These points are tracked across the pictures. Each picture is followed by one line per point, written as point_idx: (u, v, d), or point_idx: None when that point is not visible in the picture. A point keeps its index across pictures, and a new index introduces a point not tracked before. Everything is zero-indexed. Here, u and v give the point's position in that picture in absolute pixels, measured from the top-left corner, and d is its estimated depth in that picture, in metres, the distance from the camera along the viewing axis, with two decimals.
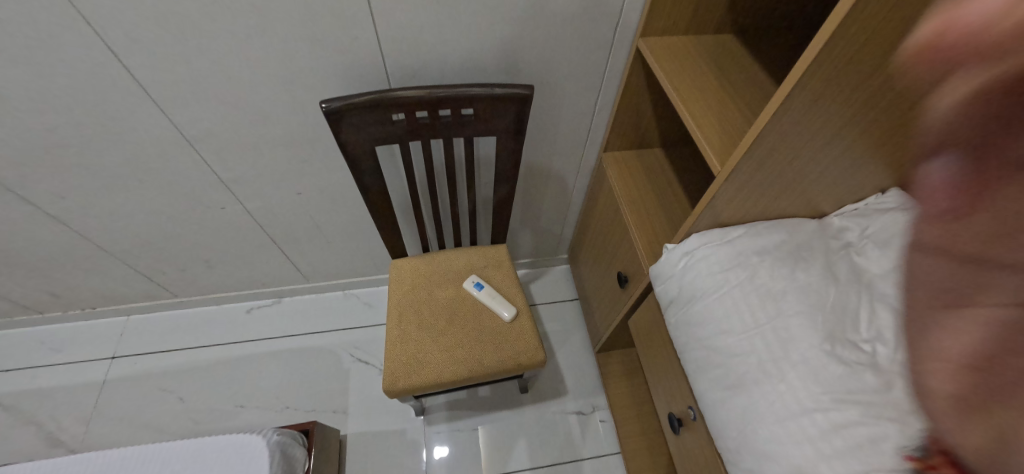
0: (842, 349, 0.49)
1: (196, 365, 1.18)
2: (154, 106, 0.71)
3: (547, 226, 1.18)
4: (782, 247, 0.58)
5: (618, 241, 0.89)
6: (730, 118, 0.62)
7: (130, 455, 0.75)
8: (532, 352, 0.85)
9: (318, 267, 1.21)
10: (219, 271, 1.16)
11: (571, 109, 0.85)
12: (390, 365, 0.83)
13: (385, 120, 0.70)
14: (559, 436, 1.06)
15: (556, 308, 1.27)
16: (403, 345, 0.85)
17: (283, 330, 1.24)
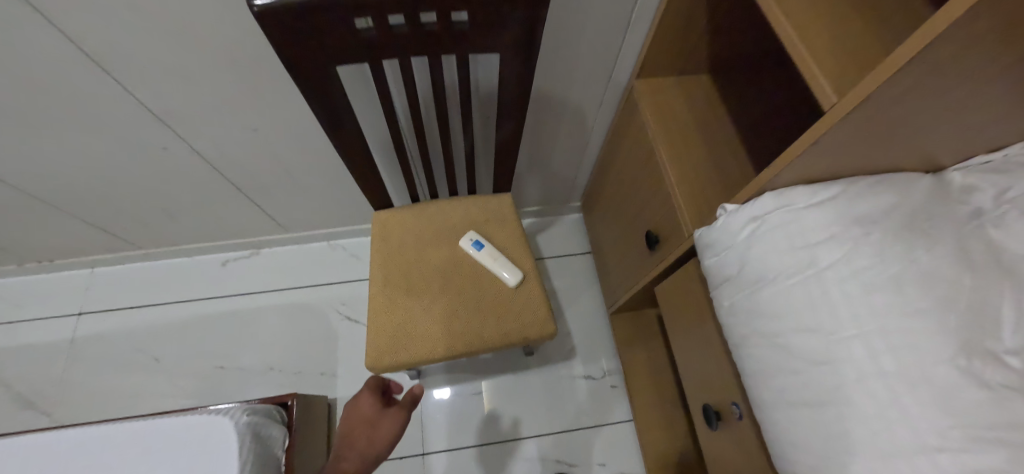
0: (981, 364, 0.35)
1: (171, 323, 1.08)
2: (27, 9, 0.52)
3: (558, 170, 1.01)
4: (897, 214, 0.42)
5: (648, 192, 0.73)
6: (836, 23, 0.42)
7: (93, 438, 0.66)
8: (541, 324, 0.73)
9: (295, 217, 1.06)
10: (182, 222, 1.01)
11: (599, 18, 0.64)
12: (374, 339, 0.71)
13: (346, 28, 0.50)
14: (566, 402, 1.00)
15: (565, 263, 1.14)
16: (389, 315, 0.72)
17: (265, 285, 1.13)
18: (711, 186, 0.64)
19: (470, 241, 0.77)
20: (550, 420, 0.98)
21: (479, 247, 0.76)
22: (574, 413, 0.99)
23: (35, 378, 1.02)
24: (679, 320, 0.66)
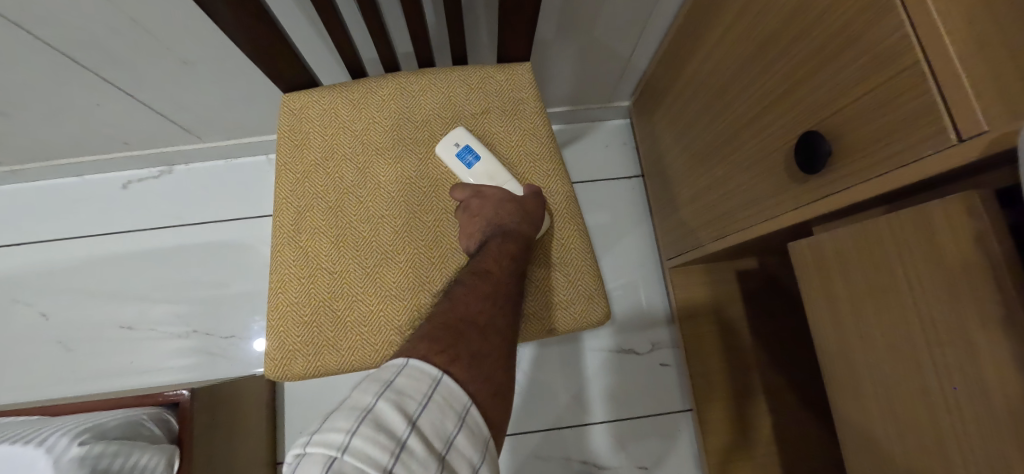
0: None
1: (59, 267, 0.80)
2: None
3: (606, 36, 0.62)
4: None
5: (812, 49, 0.35)
6: None
7: None
8: (581, 306, 0.41)
9: (203, 116, 0.71)
10: (29, 122, 0.67)
11: None
12: (277, 328, 0.39)
13: None
14: (596, 384, 0.73)
15: (603, 192, 0.80)
16: (304, 284, 0.39)
17: (185, 216, 0.82)
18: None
19: (455, 148, 0.42)
20: (575, 407, 0.72)
21: (469, 160, 0.41)
22: (608, 397, 0.73)
23: None
24: (862, 312, 0.34)
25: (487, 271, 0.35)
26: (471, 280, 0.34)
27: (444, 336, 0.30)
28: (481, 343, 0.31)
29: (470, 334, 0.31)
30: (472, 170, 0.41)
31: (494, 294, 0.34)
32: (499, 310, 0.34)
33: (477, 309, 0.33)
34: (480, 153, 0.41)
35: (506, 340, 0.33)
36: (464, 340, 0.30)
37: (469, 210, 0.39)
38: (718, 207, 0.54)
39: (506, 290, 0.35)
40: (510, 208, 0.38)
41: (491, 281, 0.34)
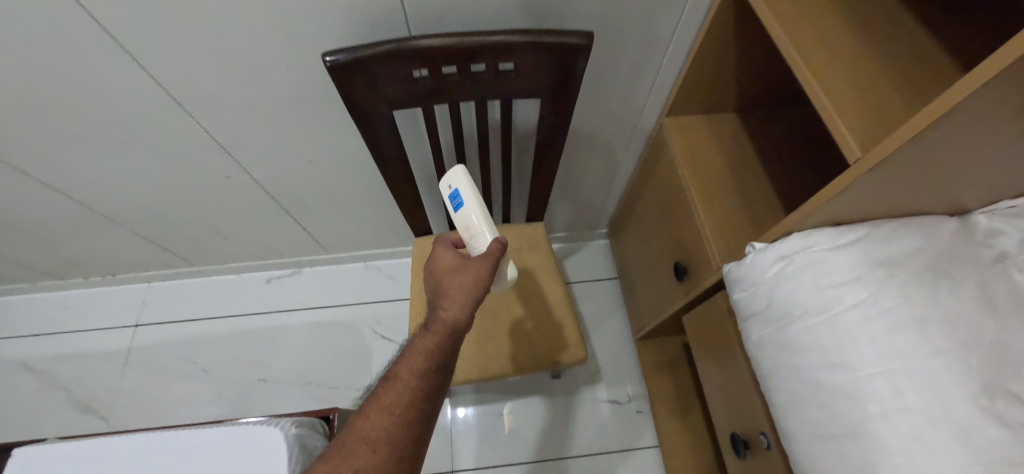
0: (1004, 405, 0.38)
1: (217, 336, 1.16)
2: (132, 62, 0.61)
3: (588, 197, 1.06)
4: (917, 259, 0.45)
5: (677, 222, 0.77)
6: (860, 67, 0.47)
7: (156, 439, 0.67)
8: (572, 350, 0.76)
9: (336, 238, 1.13)
10: (233, 241, 1.09)
11: (632, 60, 0.69)
12: None
13: (402, 78, 0.57)
14: (592, 425, 1.01)
15: (592, 288, 1.17)
16: None
17: (303, 302, 1.19)
18: (736, 219, 0.68)
19: (452, 187, 0.57)
20: (575, 443, 1.00)
21: (457, 201, 0.56)
22: (600, 436, 1.01)
23: (93, 385, 1.10)
24: (708, 350, 0.69)
25: (395, 381, 0.48)
26: (380, 392, 0.47)
27: (342, 450, 0.44)
28: (367, 457, 0.44)
29: (360, 449, 0.44)
30: (456, 211, 0.56)
31: (393, 406, 0.46)
32: (394, 422, 0.45)
33: (374, 423, 0.45)
34: (465, 198, 0.55)
35: (396, 450, 0.44)
36: (351, 456, 0.44)
37: (432, 274, 0.55)
38: (654, 299, 0.91)
39: (406, 400, 0.46)
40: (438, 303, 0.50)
41: (393, 392, 0.47)
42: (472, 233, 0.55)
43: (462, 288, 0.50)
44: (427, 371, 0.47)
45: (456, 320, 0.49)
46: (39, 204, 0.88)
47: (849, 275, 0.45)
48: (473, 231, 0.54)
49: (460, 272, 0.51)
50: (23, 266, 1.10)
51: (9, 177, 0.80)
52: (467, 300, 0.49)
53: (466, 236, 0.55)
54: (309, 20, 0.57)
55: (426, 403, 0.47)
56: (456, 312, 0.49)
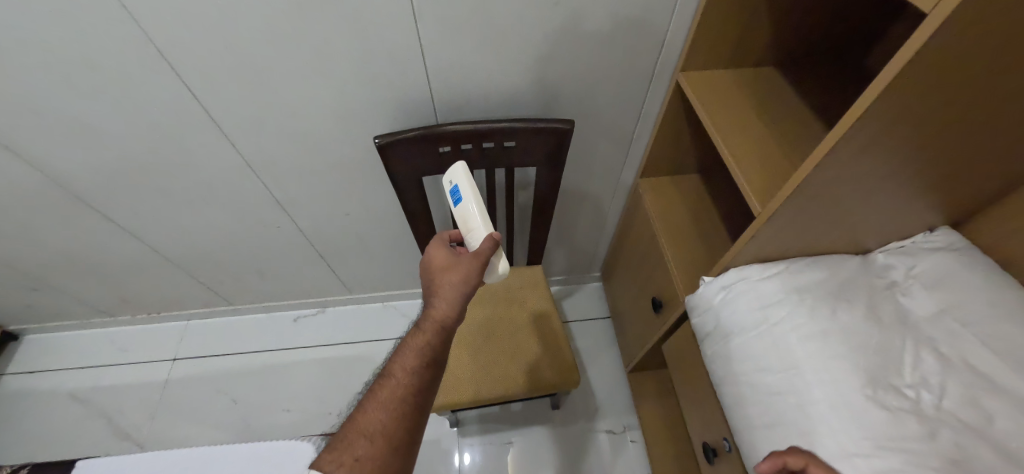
0: (885, 394, 0.49)
1: (247, 369, 1.27)
2: (225, 137, 0.80)
3: (582, 244, 1.22)
4: (822, 286, 0.59)
5: (652, 265, 0.94)
6: (767, 147, 0.65)
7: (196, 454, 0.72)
8: (566, 373, 0.90)
9: (360, 279, 1.28)
10: (270, 281, 1.24)
11: (609, 134, 0.88)
12: None
13: (431, 152, 0.75)
14: (590, 453, 1.09)
15: (588, 326, 1.30)
16: None
17: (327, 338, 1.32)
18: (698, 261, 0.84)
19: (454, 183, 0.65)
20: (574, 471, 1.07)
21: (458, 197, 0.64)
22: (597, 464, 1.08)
23: (132, 413, 1.21)
24: (681, 371, 0.82)
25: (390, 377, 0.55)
26: (378, 387, 0.54)
27: (343, 441, 0.49)
28: (366, 446, 0.49)
29: (362, 438, 0.49)
30: (456, 205, 0.65)
31: (389, 398, 0.53)
32: (391, 413, 0.52)
33: (373, 416, 0.51)
34: (465, 196, 0.63)
35: (394, 437, 0.50)
36: (353, 446, 0.49)
37: (426, 279, 0.64)
38: (640, 331, 1.04)
39: (403, 391, 0.54)
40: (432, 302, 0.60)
41: (391, 385, 0.54)
42: (470, 229, 0.63)
43: (452, 289, 0.60)
44: (421, 364, 0.56)
45: (447, 317, 0.59)
46: (115, 248, 1.05)
47: (771, 299, 0.60)
48: (470, 226, 0.62)
49: (451, 273, 0.61)
50: (82, 304, 1.24)
51: (99, 225, 0.97)
52: (457, 300, 0.59)
53: (464, 229, 0.64)
54: (363, 109, 0.77)
55: (421, 393, 0.55)
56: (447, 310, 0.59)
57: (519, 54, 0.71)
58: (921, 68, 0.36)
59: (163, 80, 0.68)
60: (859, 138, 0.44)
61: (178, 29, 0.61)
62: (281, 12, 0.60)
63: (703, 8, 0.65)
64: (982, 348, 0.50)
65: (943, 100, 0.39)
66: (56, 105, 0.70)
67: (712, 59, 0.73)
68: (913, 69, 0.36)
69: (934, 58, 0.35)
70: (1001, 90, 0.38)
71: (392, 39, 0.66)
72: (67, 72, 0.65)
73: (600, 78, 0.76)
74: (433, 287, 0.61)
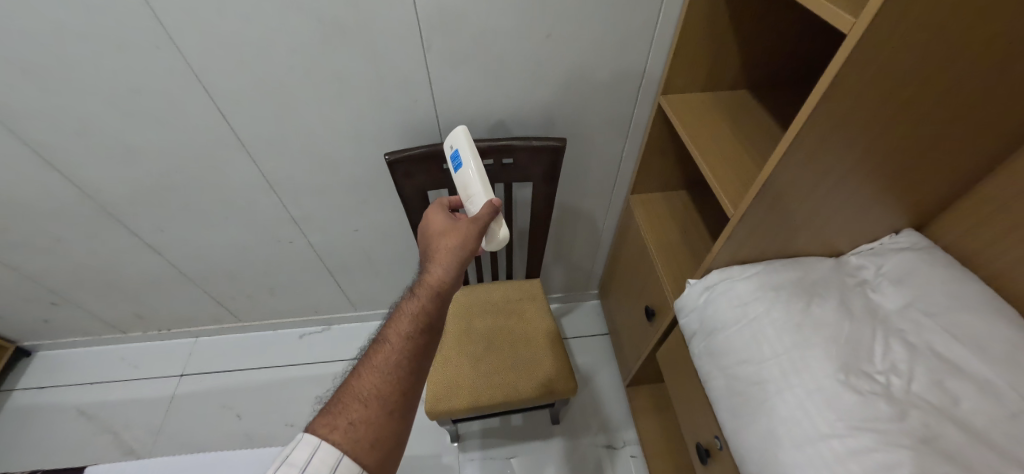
0: (856, 379, 0.52)
1: (254, 385, 1.31)
2: (248, 157, 0.87)
3: (579, 261, 1.27)
4: (797, 283, 0.63)
5: (644, 277, 0.99)
6: (741, 160, 0.72)
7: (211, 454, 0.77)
8: (563, 381, 0.93)
9: (366, 296, 1.33)
10: (281, 297, 1.29)
11: (600, 154, 0.96)
12: (431, 388, 0.92)
13: (436, 169, 0.82)
14: (589, 468, 1.09)
15: (586, 343, 1.33)
16: (443, 369, 0.94)
17: (333, 354, 1.36)
18: (687, 270, 0.89)
19: (457, 151, 0.72)
20: None
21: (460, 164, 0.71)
22: None
23: (139, 428, 1.23)
24: (675, 377, 0.85)
25: (384, 346, 0.62)
26: (373, 354, 0.61)
27: (340, 404, 0.57)
28: (360, 411, 0.56)
29: (357, 402, 0.57)
30: (458, 172, 0.71)
31: (382, 365, 0.60)
32: (383, 379, 0.59)
33: (367, 382, 0.59)
34: (467, 164, 0.70)
35: (385, 403, 0.57)
36: (349, 408, 0.57)
37: (428, 242, 0.72)
38: (636, 343, 1.07)
39: (395, 359, 0.60)
40: (433, 261, 0.67)
41: (384, 353, 0.61)
42: (470, 195, 0.70)
43: (449, 253, 0.67)
44: (412, 334, 0.62)
45: (442, 282, 0.66)
46: (136, 264, 1.11)
47: (749, 296, 0.64)
48: (470, 193, 0.70)
49: (450, 236, 0.68)
50: (97, 320, 1.29)
51: (124, 240, 1.03)
52: (453, 262, 0.66)
53: (465, 197, 0.71)
54: (374, 130, 0.84)
55: (413, 360, 0.61)
56: (446, 271, 0.66)
57: (516, 82, 0.79)
58: (857, 64, 0.41)
59: (199, 105, 0.76)
60: (810, 139, 0.49)
61: (216, 58, 0.69)
62: (307, 43, 0.69)
63: (679, 39, 0.74)
64: (946, 337, 0.53)
65: (879, 99, 0.45)
66: (101, 126, 0.78)
67: (689, 85, 0.82)
68: (850, 64, 0.41)
69: (865, 55, 0.40)
70: (928, 91, 0.44)
71: (403, 67, 0.74)
72: (115, 98, 0.74)
73: (590, 102, 0.84)
74: (433, 250, 0.69)
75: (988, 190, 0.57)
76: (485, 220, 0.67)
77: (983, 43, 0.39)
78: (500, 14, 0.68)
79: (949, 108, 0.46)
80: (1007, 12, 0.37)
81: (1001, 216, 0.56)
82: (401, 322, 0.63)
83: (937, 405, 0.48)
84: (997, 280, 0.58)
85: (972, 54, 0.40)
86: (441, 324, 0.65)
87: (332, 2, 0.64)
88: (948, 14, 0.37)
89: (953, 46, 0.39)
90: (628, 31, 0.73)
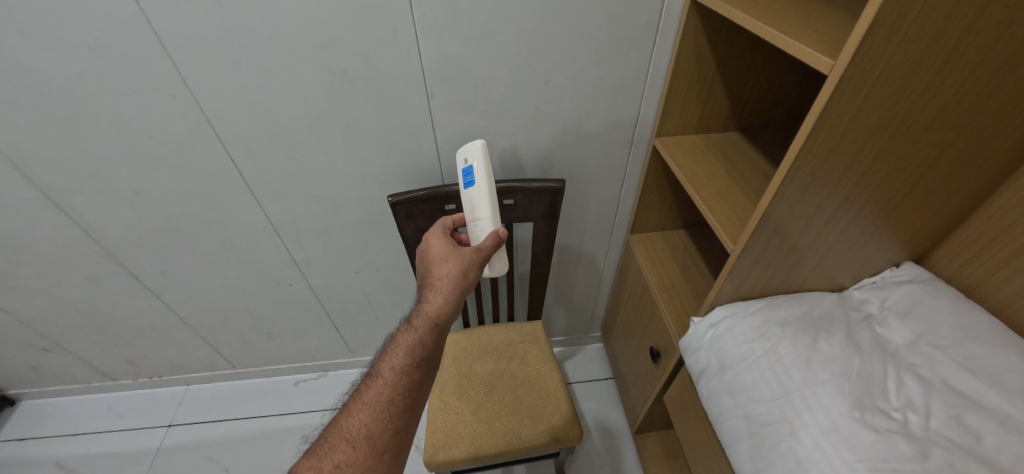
0: (872, 416, 0.50)
1: (244, 436, 1.26)
2: (254, 200, 0.89)
3: (581, 303, 1.25)
4: (802, 318, 0.63)
5: (647, 317, 0.97)
6: (736, 198, 0.74)
7: None
8: (567, 427, 0.89)
9: (364, 341, 1.31)
10: (277, 342, 1.27)
11: (599, 195, 0.98)
12: (431, 437, 0.88)
13: (438, 210, 0.84)
14: None
15: (590, 387, 1.29)
16: (443, 416, 0.91)
17: (329, 402, 1.32)
18: (689, 309, 0.88)
19: (471, 167, 0.71)
20: None
21: (472, 182, 0.71)
22: None
23: None
24: (684, 421, 0.81)
25: (376, 381, 0.62)
26: (365, 390, 0.61)
27: (327, 446, 0.56)
28: (347, 453, 0.55)
29: (344, 443, 0.56)
30: (468, 189, 0.72)
31: (373, 402, 0.59)
32: (374, 418, 0.58)
33: (356, 422, 0.58)
34: (479, 185, 0.70)
35: (374, 444, 0.56)
36: (335, 450, 0.55)
37: (424, 269, 0.73)
38: (642, 386, 1.04)
39: (387, 396, 0.60)
40: (430, 289, 0.69)
41: (376, 390, 0.61)
42: (476, 217, 0.72)
43: (447, 282, 0.68)
44: (406, 369, 0.62)
45: (439, 312, 0.66)
46: (132, 308, 1.10)
47: (755, 333, 0.64)
48: (477, 214, 0.72)
49: (448, 262, 0.69)
50: (87, 368, 1.25)
51: (123, 283, 1.03)
52: (452, 291, 0.68)
53: (472, 216, 0.72)
54: (378, 172, 0.87)
55: (404, 398, 0.60)
56: (447, 300, 0.67)
57: (515, 127, 0.82)
58: (844, 96, 0.43)
59: (210, 150, 0.80)
60: (800, 177, 0.51)
61: (230, 105, 0.73)
62: (317, 91, 0.73)
63: (669, 87, 0.78)
64: (960, 370, 0.52)
65: (866, 130, 0.47)
66: (113, 169, 0.81)
67: (681, 128, 0.86)
68: (834, 101, 0.44)
69: (850, 88, 0.43)
70: (905, 129, 0.47)
71: (408, 113, 0.78)
72: (131, 143, 0.77)
73: (587, 145, 0.87)
74: (431, 278, 0.70)
75: (979, 223, 0.59)
76: (488, 250, 0.69)
77: (960, 76, 0.42)
78: (500, 64, 0.73)
79: (932, 141, 0.48)
80: (978, 47, 0.40)
81: (1000, 245, 0.57)
82: (396, 356, 0.64)
83: (958, 442, 0.46)
84: (1005, 310, 0.58)
85: (951, 86, 0.43)
86: (436, 358, 0.65)
87: (343, 54, 0.69)
88: (920, 50, 0.40)
89: (932, 79, 0.42)
90: (620, 79, 0.78)
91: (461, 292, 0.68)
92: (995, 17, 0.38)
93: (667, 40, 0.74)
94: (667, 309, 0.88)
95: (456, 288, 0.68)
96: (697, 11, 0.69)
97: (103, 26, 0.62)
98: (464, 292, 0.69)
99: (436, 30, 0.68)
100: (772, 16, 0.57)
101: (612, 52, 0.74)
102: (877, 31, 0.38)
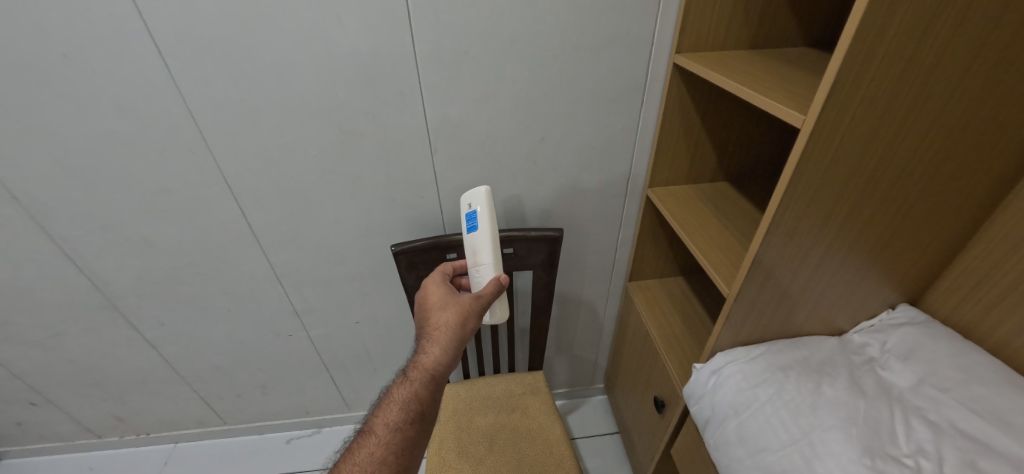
0: (884, 463, 0.49)
1: None
2: (260, 250, 0.92)
3: (582, 353, 1.23)
4: (804, 363, 0.62)
5: (650, 365, 0.96)
6: (729, 245, 0.76)
7: None
8: None
9: (361, 395, 1.27)
10: (272, 397, 1.23)
11: (597, 244, 1.00)
12: None
13: (440, 259, 0.86)
14: None
15: (595, 443, 1.24)
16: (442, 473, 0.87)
17: (321, 462, 1.26)
18: (690, 355, 0.87)
19: (474, 211, 0.74)
20: None
21: (475, 227, 0.74)
22: None
23: None
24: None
25: (370, 439, 0.60)
26: (356, 449, 0.59)
27: None
28: None
29: None
30: (470, 236, 0.74)
31: (365, 463, 0.57)
32: None
33: None
34: (481, 231, 0.73)
35: None
36: None
37: (420, 317, 0.73)
38: (648, 440, 1.00)
39: (380, 455, 0.58)
40: (425, 339, 0.68)
41: (367, 449, 0.59)
42: (478, 264, 0.74)
43: (443, 332, 0.68)
44: (400, 426, 0.61)
45: (435, 363, 0.66)
46: (128, 360, 1.08)
47: (758, 378, 0.63)
48: (479, 261, 0.74)
49: (446, 312, 0.70)
50: (72, 424, 1.21)
51: (121, 334, 1.03)
52: (449, 341, 0.67)
53: (474, 263, 0.74)
54: (382, 223, 0.90)
55: (396, 458, 0.58)
56: (443, 352, 0.67)
57: (514, 178, 0.87)
58: (818, 145, 0.47)
59: (220, 201, 0.83)
60: (786, 221, 0.54)
61: (244, 161, 0.78)
62: (328, 148, 0.78)
63: (657, 141, 0.84)
64: (966, 412, 0.51)
65: (843, 175, 0.50)
66: (127, 220, 0.84)
67: (671, 179, 0.90)
68: (809, 150, 0.47)
69: (823, 138, 0.46)
70: (878, 173, 0.50)
71: (412, 167, 0.82)
72: (148, 195, 0.81)
73: (583, 196, 0.91)
74: (428, 328, 0.70)
75: (966, 263, 0.60)
76: (488, 297, 0.71)
77: (929, 114, 0.46)
78: (499, 121, 0.79)
79: (908, 181, 0.51)
80: (940, 88, 0.44)
81: (990, 284, 0.58)
82: (390, 412, 0.62)
83: None
84: (1005, 350, 0.58)
85: (916, 133, 0.47)
86: (431, 413, 0.64)
87: (353, 114, 0.75)
88: (882, 102, 0.44)
89: (896, 127, 0.46)
90: (612, 134, 0.83)
91: (457, 342, 0.68)
92: (943, 73, 0.43)
93: (654, 98, 0.80)
94: (670, 357, 0.87)
95: (453, 338, 0.68)
96: (680, 73, 0.76)
97: (136, 91, 0.69)
98: (460, 342, 0.69)
99: (439, 93, 0.74)
100: (747, 77, 0.62)
101: (603, 109, 0.79)
102: (840, 89, 0.43)
